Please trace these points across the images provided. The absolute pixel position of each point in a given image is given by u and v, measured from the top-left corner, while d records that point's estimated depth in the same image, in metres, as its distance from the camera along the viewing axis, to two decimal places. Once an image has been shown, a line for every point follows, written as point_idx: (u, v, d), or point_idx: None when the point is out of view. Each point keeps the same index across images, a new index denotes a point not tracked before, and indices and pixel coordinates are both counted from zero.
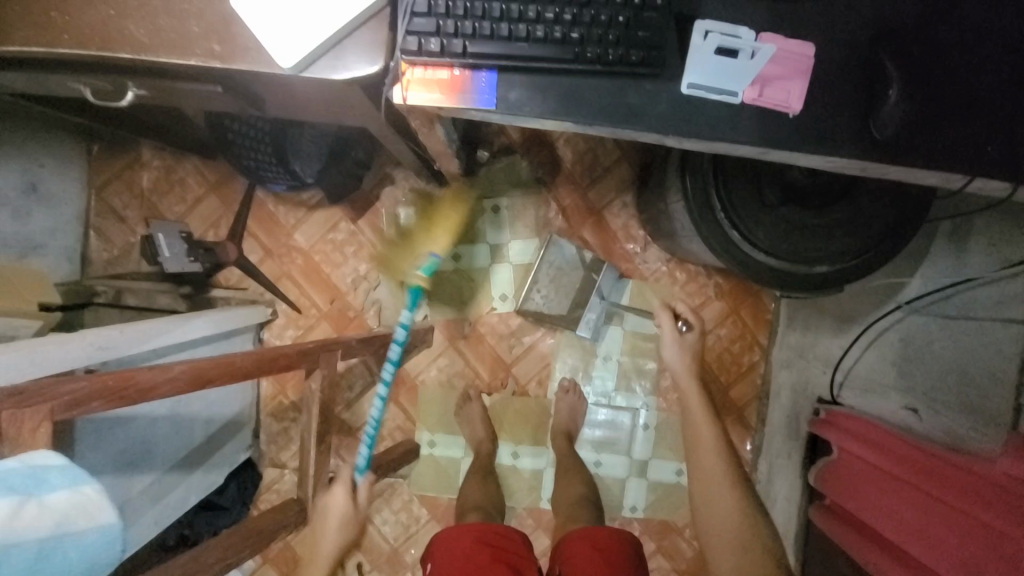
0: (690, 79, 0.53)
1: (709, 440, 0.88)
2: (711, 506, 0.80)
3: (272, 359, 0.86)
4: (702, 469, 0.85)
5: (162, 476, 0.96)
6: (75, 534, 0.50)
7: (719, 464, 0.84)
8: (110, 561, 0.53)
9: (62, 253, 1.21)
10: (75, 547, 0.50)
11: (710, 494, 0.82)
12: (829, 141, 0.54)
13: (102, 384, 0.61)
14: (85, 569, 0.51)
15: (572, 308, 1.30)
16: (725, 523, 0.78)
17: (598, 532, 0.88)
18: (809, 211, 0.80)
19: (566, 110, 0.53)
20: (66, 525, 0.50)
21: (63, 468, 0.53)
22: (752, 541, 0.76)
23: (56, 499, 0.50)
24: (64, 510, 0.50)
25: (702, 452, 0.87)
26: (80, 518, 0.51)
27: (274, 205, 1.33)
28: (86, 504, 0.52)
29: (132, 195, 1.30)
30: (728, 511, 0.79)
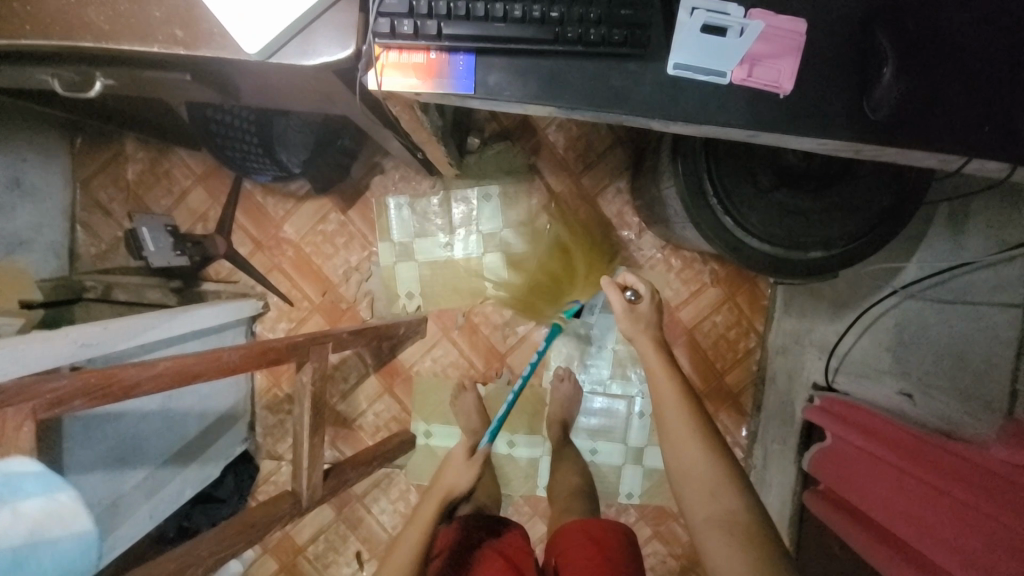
0: (676, 60, 0.51)
1: (668, 385, 0.79)
2: (677, 453, 0.73)
3: (261, 353, 0.85)
4: (664, 417, 0.76)
5: (155, 471, 0.96)
6: (50, 539, 0.60)
7: (679, 410, 0.76)
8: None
9: (49, 248, 1.20)
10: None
11: (674, 441, 0.74)
12: (821, 122, 0.52)
13: (84, 382, 0.60)
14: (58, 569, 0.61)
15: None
16: (693, 468, 0.70)
17: (597, 526, 0.88)
18: (804, 194, 0.78)
19: (547, 92, 0.51)
20: (40, 531, 0.59)
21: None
22: (722, 485, 0.68)
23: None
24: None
25: (663, 398, 0.78)
26: (53, 526, 0.61)
27: (262, 196, 1.31)
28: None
29: (118, 188, 1.28)
30: (695, 455, 0.71)
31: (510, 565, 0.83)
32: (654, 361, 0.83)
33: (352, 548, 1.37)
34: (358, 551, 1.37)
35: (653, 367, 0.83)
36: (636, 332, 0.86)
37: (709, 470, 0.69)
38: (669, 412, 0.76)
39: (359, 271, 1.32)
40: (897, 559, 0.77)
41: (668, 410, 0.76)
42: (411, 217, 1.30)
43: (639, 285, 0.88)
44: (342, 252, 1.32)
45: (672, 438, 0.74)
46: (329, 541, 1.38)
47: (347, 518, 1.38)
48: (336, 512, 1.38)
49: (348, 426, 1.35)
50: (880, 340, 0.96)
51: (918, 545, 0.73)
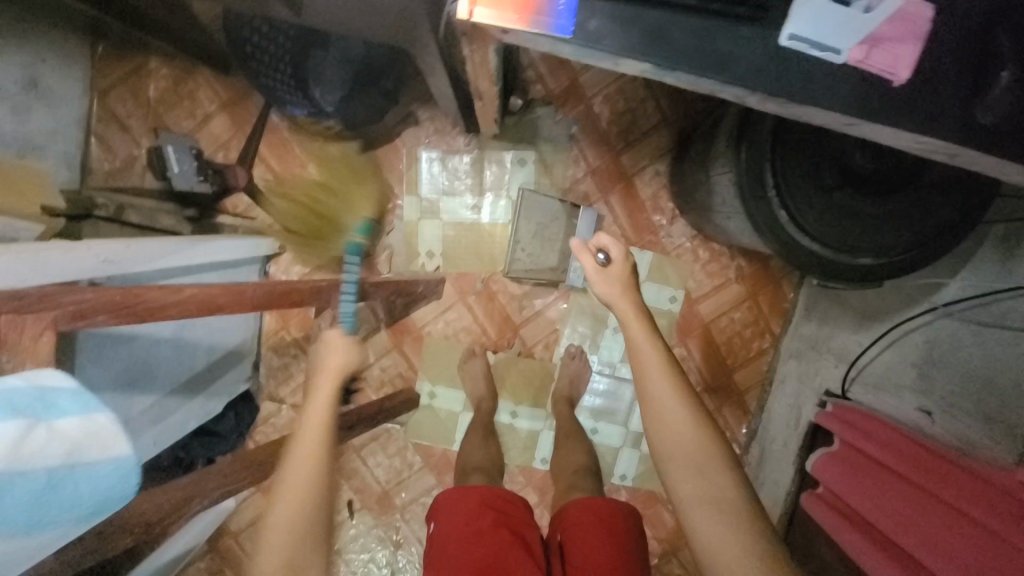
0: (792, 30, 0.47)
1: (653, 355, 0.67)
2: (667, 428, 0.63)
3: (283, 294, 0.81)
4: (646, 386, 0.65)
5: (163, 398, 0.94)
6: (86, 464, 0.50)
7: (669, 383, 0.64)
8: (124, 492, 0.53)
9: (62, 158, 1.11)
10: (86, 476, 0.50)
11: (660, 416, 0.64)
12: (927, 119, 0.50)
13: (108, 299, 0.57)
14: (97, 501, 0.51)
15: (561, 259, 1.25)
16: (683, 442, 0.62)
17: (602, 504, 0.88)
18: (868, 198, 0.75)
19: (647, 47, 0.47)
20: (77, 455, 0.49)
21: (75, 394, 0.50)
22: (715, 462, 0.62)
23: (67, 427, 0.49)
24: (75, 437, 0.49)
25: (648, 370, 0.66)
26: (91, 449, 0.50)
27: (289, 131, 1.26)
28: (96, 433, 0.51)
29: (137, 103, 1.25)
30: (687, 429, 0.63)
31: (516, 538, 0.83)
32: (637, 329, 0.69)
33: (343, 496, 1.39)
34: (350, 500, 1.38)
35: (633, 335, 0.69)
36: (614, 294, 0.73)
37: (700, 446, 0.62)
38: (655, 383, 0.65)
39: None
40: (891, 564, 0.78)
41: (654, 383, 0.65)
42: (440, 173, 1.27)
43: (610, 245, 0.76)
44: None
45: (659, 409, 0.64)
46: None
47: (341, 467, 1.38)
48: None
49: (352, 378, 1.34)
50: (906, 355, 0.96)
51: (916, 553, 0.74)
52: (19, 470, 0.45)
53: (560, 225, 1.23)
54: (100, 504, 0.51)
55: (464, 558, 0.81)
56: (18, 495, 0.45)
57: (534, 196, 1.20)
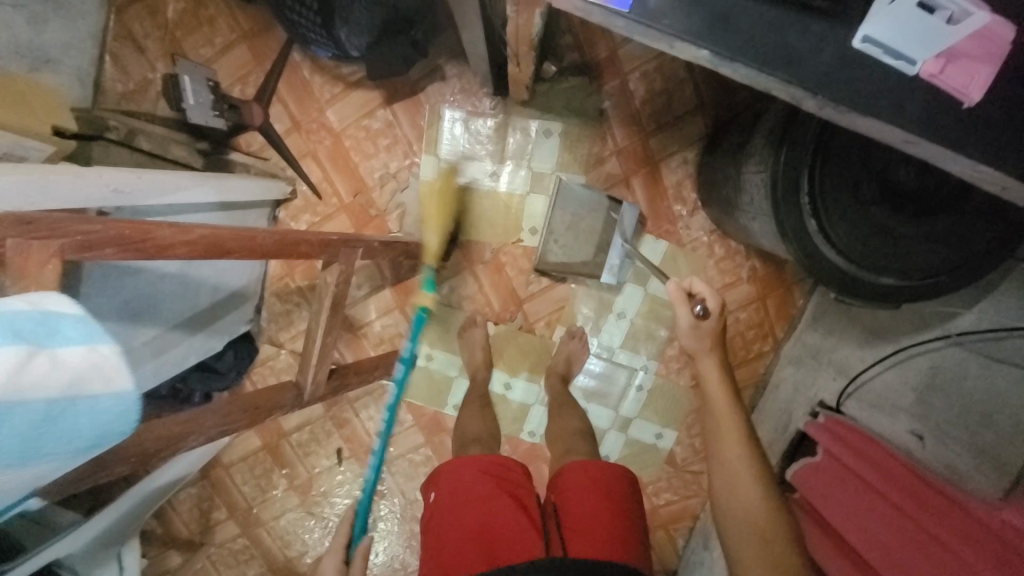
0: (867, 32, 0.44)
1: (732, 424, 0.75)
2: (736, 495, 0.69)
3: (293, 243, 0.80)
4: (723, 452, 0.73)
5: (165, 332, 0.94)
6: (90, 396, 0.44)
7: (742, 450, 0.72)
8: (123, 429, 0.47)
9: (74, 73, 1.09)
10: (86, 408, 0.44)
11: (729, 480, 0.71)
12: (991, 148, 0.47)
13: (119, 232, 0.55)
14: (94, 434, 0.45)
15: (596, 253, 1.21)
16: (747, 508, 0.68)
17: (599, 468, 0.88)
18: (904, 217, 0.72)
19: (709, 34, 0.44)
20: (79, 385, 0.43)
21: (80, 320, 0.43)
22: (776, 535, 0.65)
23: (71, 358, 0.42)
24: (78, 368, 0.43)
25: (723, 435, 0.75)
26: (93, 380, 0.44)
27: (310, 72, 1.21)
28: (102, 366, 0.45)
29: (155, 24, 1.19)
30: (753, 497, 0.69)
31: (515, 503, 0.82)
32: (720, 396, 0.78)
33: (333, 444, 1.42)
34: (339, 448, 1.42)
35: (716, 401, 0.78)
36: (702, 350, 0.81)
37: (766, 515, 0.67)
38: (730, 448, 0.73)
39: (396, 179, 1.25)
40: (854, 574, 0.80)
41: (730, 451, 0.73)
42: (462, 135, 1.22)
43: (709, 297, 0.80)
44: (382, 155, 1.24)
45: (730, 477, 0.71)
46: (313, 433, 1.42)
47: (334, 415, 1.41)
48: (324, 409, 1.41)
49: (351, 331, 1.35)
50: (908, 378, 0.96)
51: (880, 569, 0.75)
52: (17, 397, 0.39)
53: (597, 217, 1.19)
54: (98, 439, 0.46)
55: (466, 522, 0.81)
56: (13, 428, 0.39)
57: (569, 184, 1.19)
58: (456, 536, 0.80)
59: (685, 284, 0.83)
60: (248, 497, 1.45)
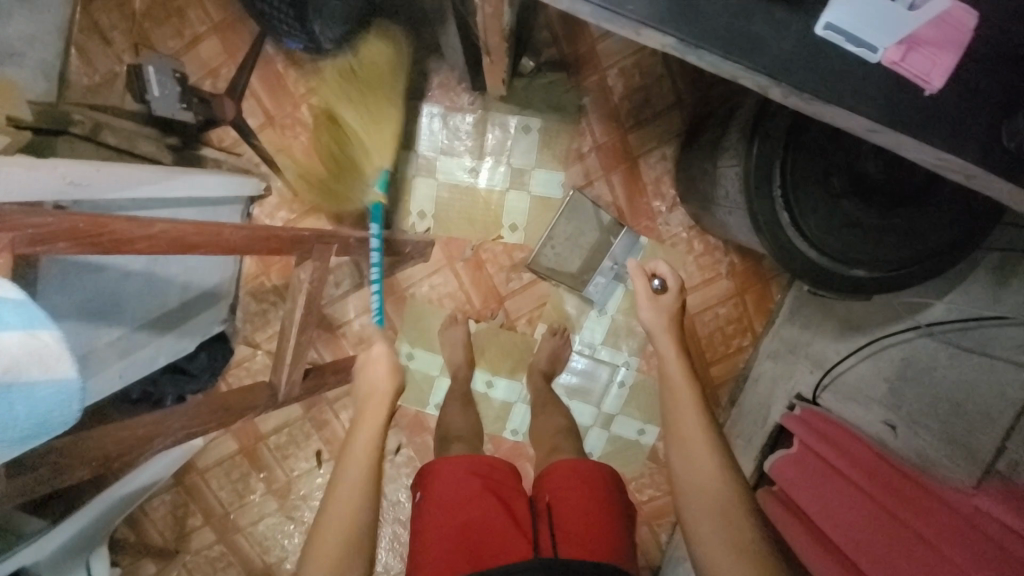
0: (830, 19, 0.44)
1: (688, 395, 0.76)
2: (690, 465, 0.70)
3: (262, 239, 0.77)
4: (679, 425, 0.74)
5: (130, 331, 0.91)
6: (27, 383, 0.42)
7: (697, 422, 0.73)
8: (65, 419, 0.46)
9: (39, 66, 1.06)
10: (24, 396, 0.42)
11: (685, 451, 0.71)
12: (949, 134, 0.48)
13: (71, 226, 0.52)
14: (33, 424, 0.43)
15: (584, 267, 1.26)
16: (704, 481, 0.68)
17: (587, 467, 0.87)
18: (872, 209, 0.73)
19: (672, 21, 0.44)
20: (15, 373, 0.41)
21: (19, 306, 0.42)
22: (732, 506, 0.65)
23: (8, 343, 0.41)
24: (16, 354, 0.41)
25: (680, 407, 0.75)
26: (31, 367, 0.42)
27: (285, 66, 1.19)
28: (42, 353, 0.43)
29: (123, 15, 1.16)
30: (708, 466, 0.69)
31: (504, 506, 0.81)
32: (677, 370, 0.79)
33: (312, 446, 1.39)
34: (318, 450, 1.39)
35: (672, 375, 0.79)
36: (659, 325, 0.84)
37: (722, 487, 0.67)
38: (686, 420, 0.74)
39: None
40: (828, 559, 0.81)
41: (685, 418, 0.74)
42: (441, 130, 1.21)
43: (666, 274, 0.88)
44: None
45: (684, 448, 0.71)
46: (291, 435, 1.39)
47: (313, 417, 1.38)
48: (303, 410, 1.38)
49: (329, 331, 1.32)
50: (881, 370, 0.97)
51: (852, 556, 0.76)
52: None
53: (595, 233, 1.24)
54: (38, 428, 0.44)
55: (453, 525, 0.79)
56: None
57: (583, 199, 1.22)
58: (440, 541, 0.78)
59: (648, 266, 0.90)
60: (225, 502, 1.41)
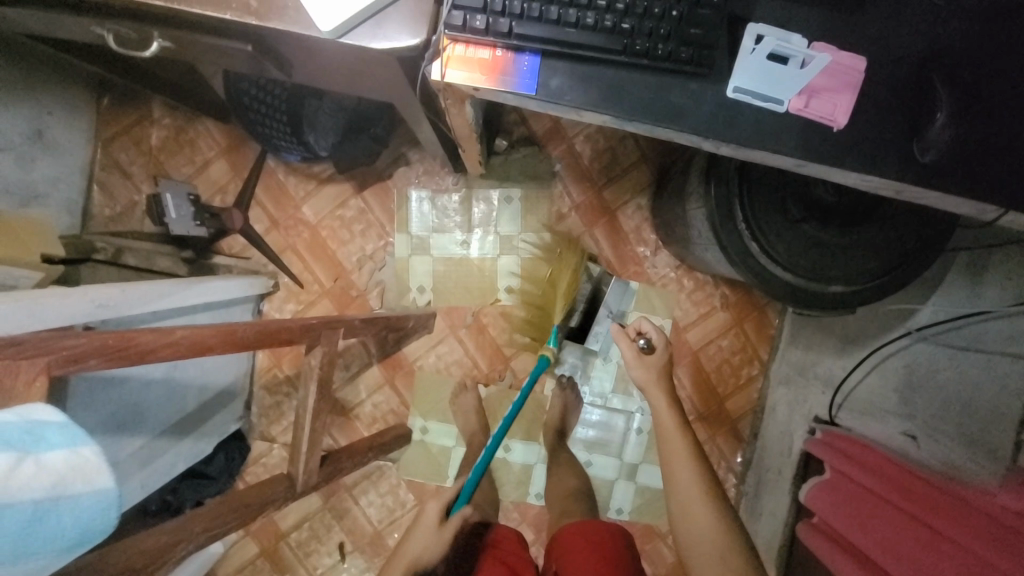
0: (736, 83, 0.54)
1: (680, 443, 0.80)
2: (687, 516, 0.74)
3: (274, 333, 0.82)
4: (674, 473, 0.78)
5: (151, 440, 0.94)
6: (73, 495, 0.46)
7: (692, 474, 0.76)
8: (105, 527, 0.48)
9: (63, 204, 1.20)
10: (70, 509, 0.46)
11: (684, 506, 0.75)
12: (870, 158, 0.55)
13: (102, 342, 0.57)
14: (77, 535, 0.46)
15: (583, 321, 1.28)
16: (702, 532, 0.72)
17: (595, 530, 0.86)
18: (832, 229, 0.79)
19: (606, 103, 0.54)
20: (63, 486, 0.45)
21: (63, 427, 0.47)
22: (730, 551, 0.71)
23: (54, 460, 0.45)
24: (61, 469, 0.45)
25: (675, 461, 0.78)
26: (76, 480, 0.46)
27: (285, 175, 1.32)
28: (83, 467, 0.47)
29: (139, 151, 1.30)
30: (702, 516, 0.73)
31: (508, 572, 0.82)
32: (670, 421, 0.82)
33: (334, 538, 1.35)
34: (341, 542, 1.35)
35: (667, 428, 0.82)
36: (649, 381, 0.87)
37: (719, 536, 0.72)
38: (682, 473, 0.77)
39: (373, 260, 1.32)
40: None
41: (679, 468, 0.77)
42: (430, 212, 1.31)
43: (652, 332, 0.91)
44: (358, 240, 1.32)
45: (682, 499, 0.75)
46: (312, 529, 1.36)
47: (332, 507, 1.36)
48: (323, 500, 1.36)
49: (343, 414, 1.34)
50: (888, 380, 0.97)
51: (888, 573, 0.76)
52: (5, 500, 0.41)
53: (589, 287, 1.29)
54: (82, 538, 0.47)
55: None
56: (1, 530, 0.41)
57: None
58: None
59: (632, 326, 0.93)
60: None
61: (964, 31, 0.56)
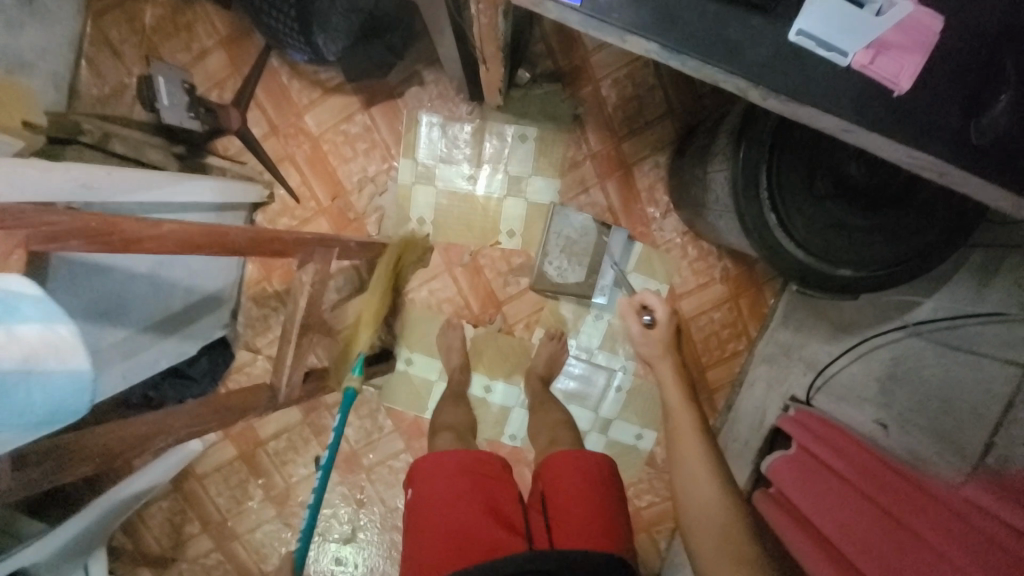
0: (801, 26, 0.49)
1: (686, 418, 0.87)
2: (690, 484, 0.78)
3: (266, 241, 0.79)
4: (678, 445, 0.83)
5: (134, 333, 0.93)
6: (44, 372, 0.45)
7: (696, 444, 0.82)
8: (79, 408, 0.48)
9: (49, 77, 1.10)
10: (42, 386, 0.45)
11: (685, 477, 0.79)
12: (923, 131, 0.51)
13: (85, 225, 0.53)
14: (50, 410, 0.46)
15: (588, 276, 1.25)
16: (702, 501, 0.75)
17: (577, 459, 0.87)
18: (857, 211, 0.76)
19: (657, 28, 0.49)
20: (34, 362, 0.44)
21: (38, 301, 0.45)
22: (728, 520, 0.73)
23: (28, 334, 0.44)
24: (33, 345, 0.44)
25: (681, 434, 0.84)
26: (48, 357, 0.45)
27: (288, 78, 1.23)
28: (61, 345, 0.46)
29: (132, 29, 1.20)
30: (705, 486, 0.77)
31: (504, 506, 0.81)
32: (676, 400, 0.90)
33: (311, 451, 1.40)
34: (317, 456, 1.40)
35: (674, 407, 0.89)
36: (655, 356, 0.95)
37: (720, 504, 0.74)
38: (687, 445, 0.82)
39: (375, 183, 1.26)
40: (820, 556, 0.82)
41: (685, 439, 0.83)
42: (440, 139, 1.25)
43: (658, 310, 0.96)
44: (361, 159, 1.26)
45: (684, 470, 0.80)
46: (290, 441, 1.40)
47: (312, 422, 1.39)
48: (302, 415, 1.39)
49: None
50: (871, 370, 0.99)
51: (839, 545, 0.79)
52: None
53: (591, 237, 1.24)
54: (53, 416, 0.46)
55: (443, 524, 0.79)
56: None
57: (563, 212, 1.23)
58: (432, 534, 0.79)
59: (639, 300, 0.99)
60: (223, 510, 1.41)
61: None
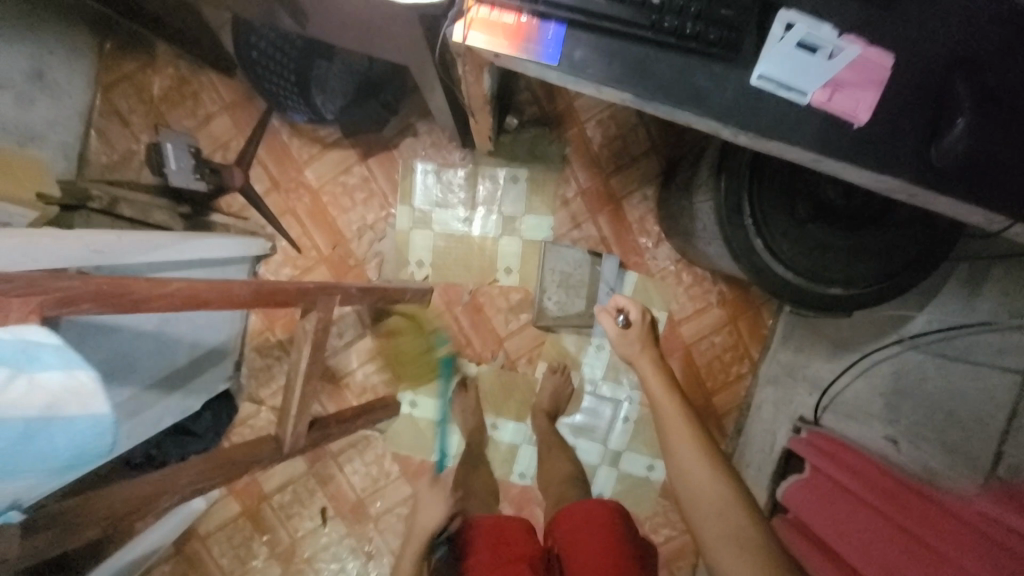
0: (761, 71, 0.53)
1: (669, 406, 0.78)
2: (685, 473, 0.70)
3: (269, 293, 0.81)
4: (667, 439, 0.75)
5: (139, 392, 0.93)
6: (66, 417, 0.50)
7: (685, 432, 0.74)
8: (99, 448, 0.53)
9: (60, 148, 1.17)
10: (65, 429, 0.50)
11: (679, 468, 0.71)
12: (885, 157, 0.54)
13: (97, 288, 0.53)
14: (72, 452, 0.51)
15: (588, 306, 1.28)
16: (702, 490, 0.68)
17: (597, 508, 0.84)
18: (839, 231, 0.79)
19: (629, 80, 0.53)
20: (56, 408, 0.49)
21: (57, 349, 0.49)
22: (731, 505, 0.66)
23: (48, 381, 0.49)
24: (55, 391, 0.49)
25: (667, 425, 0.77)
26: (69, 403, 0.50)
27: (289, 136, 1.29)
28: (79, 390, 0.50)
29: (140, 99, 1.27)
30: (700, 473, 0.70)
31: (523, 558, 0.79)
32: (658, 390, 0.81)
33: (317, 503, 1.37)
34: (323, 507, 1.36)
35: (655, 396, 0.81)
36: (635, 354, 0.88)
37: (719, 489, 0.68)
38: (676, 435, 0.74)
39: (374, 229, 1.30)
40: None
41: (672, 430, 0.75)
42: (435, 185, 1.30)
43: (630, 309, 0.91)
44: (359, 208, 1.30)
45: (678, 459, 0.72)
46: (295, 493, 1.37)
47: (317, 472, 1.37)
48: (307, 465, 1.37)
49: (333, 382, 1.34)
50: (874, 386, 0.99)
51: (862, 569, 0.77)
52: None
53: (585, 271, 1.28)
54: (75, 457, 0.52)
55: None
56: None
57: (557, 248, 1.27)
58: None
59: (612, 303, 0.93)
60: (226, 571, 1.36)
61: (996, 38, 0.56)
